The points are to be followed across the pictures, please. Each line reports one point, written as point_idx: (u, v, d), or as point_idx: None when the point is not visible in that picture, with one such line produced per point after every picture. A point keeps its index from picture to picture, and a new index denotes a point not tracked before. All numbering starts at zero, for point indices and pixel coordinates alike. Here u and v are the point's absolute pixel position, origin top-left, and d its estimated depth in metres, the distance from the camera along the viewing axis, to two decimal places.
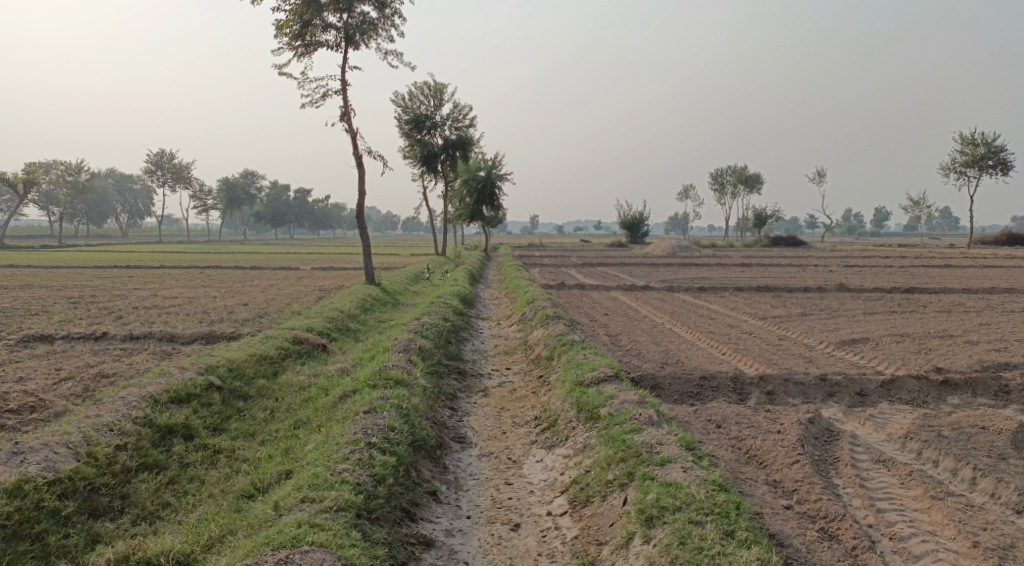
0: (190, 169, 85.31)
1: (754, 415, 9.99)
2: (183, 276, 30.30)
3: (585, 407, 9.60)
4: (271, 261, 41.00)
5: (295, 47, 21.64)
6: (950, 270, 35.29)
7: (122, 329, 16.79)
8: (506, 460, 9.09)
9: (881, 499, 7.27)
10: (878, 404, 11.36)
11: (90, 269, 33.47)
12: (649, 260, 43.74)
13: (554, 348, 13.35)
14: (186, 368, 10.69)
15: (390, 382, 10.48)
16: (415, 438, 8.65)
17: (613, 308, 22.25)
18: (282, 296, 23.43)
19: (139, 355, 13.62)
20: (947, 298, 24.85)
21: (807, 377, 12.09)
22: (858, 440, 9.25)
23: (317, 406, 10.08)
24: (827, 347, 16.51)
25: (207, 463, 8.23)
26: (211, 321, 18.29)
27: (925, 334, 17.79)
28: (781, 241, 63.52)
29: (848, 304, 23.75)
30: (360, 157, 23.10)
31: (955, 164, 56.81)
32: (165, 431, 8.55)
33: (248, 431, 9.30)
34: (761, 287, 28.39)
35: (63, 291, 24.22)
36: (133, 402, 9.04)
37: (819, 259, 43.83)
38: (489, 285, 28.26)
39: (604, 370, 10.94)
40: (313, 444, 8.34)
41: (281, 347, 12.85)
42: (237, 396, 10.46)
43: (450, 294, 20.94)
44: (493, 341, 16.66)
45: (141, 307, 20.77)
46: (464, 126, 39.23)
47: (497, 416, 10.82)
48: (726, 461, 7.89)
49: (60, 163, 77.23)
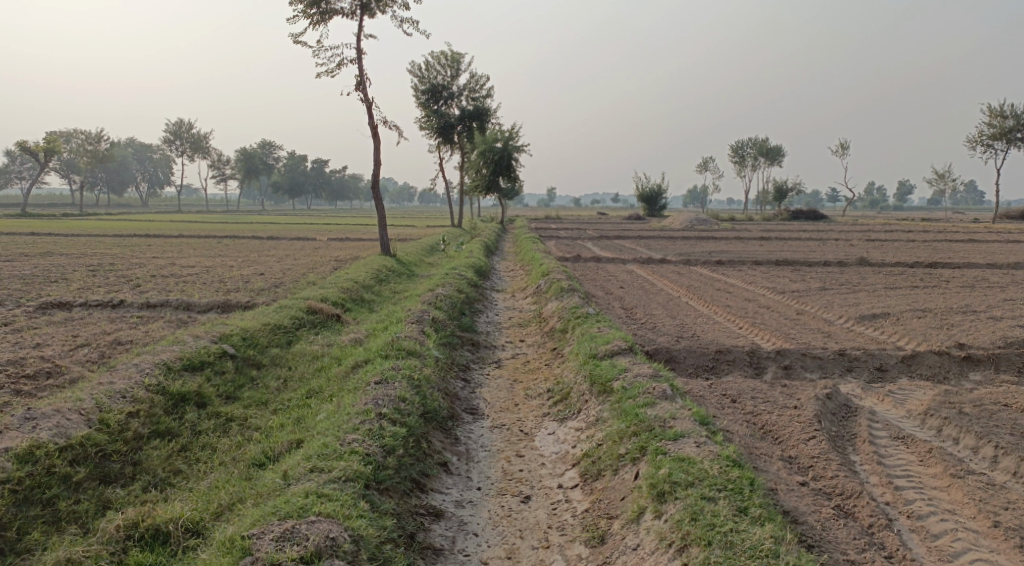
0: (208, 139, 85.43)
1: (769, 390, 9.86)
2: (201, 245, 30.43)
3: (597, 380, 9.50)
4: (288, 231, 41.05)
5: (311, 15, 21.39)
6: (974, 244, 34.73)
7: (140, 297, 16.87)
8: (517, 432, 9.03)
9: (900, 477, 7.14)
10: (897, 380, 11.18)
11: (109, 237, 33.71)
12: (667, 232, 43.37)
13: (568, 320, 13.24)
14: (200, 336, 10.70)
15: (402, 353, 10.43)
16: (426, 409, 8.60)
17: (629, 281, 22.07)
18: (298, 266, 23.46)
19: (155, 323, 13.66)
20: (971, 273, 24.40)
21: (825, 352, 11.92)
22: (876, 417, 9.10)
23: (330, 375, 10.06)
24: (846, 321, 16.27)
25: (219, 431, 8.23)
26: (227, 290, 18.33)
27: (947, 309, 17.48)
28: (801, 214, 62.76)
29: (868, 278, 23.41)
30: (376, 127, 22.92)
31: (982, 136, 55.59)
32: (177, 398, 8.56)
33: (260, 400, 9.29)
34: (780, 261, 28.06)
35: (82, 260, 24.38)
36: (146, 369, 9.04)
37: (839, 233, 43.21)
38: (505, 257, 28.13)
39: (618, 343, 10.82)
40: (324, 414, 8.32)
41: (295, 316, 12.82)
42: (250, 364, 10.46)
43: (464, 265, 20.83)
44: (508, 313, 16.56)
45: (158, 275, 20.88)
46: (481, 97, 38.87)
47: (510, 388, 10.75)
48: (740, 436, 7.78)
49: (80, 132, 77.62)
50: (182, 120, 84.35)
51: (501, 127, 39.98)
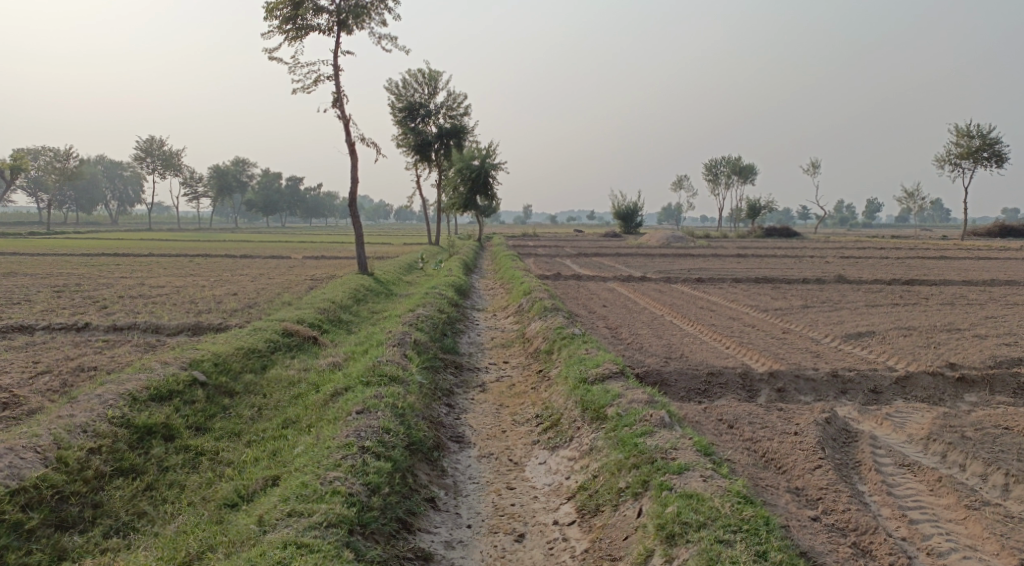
0: (179, 156, 84.12)
1: (767, 414, 9.50)
2: (172, 264, 29.62)
3: (590, 406, 9.09)
4: (261, 249, 40.28)
5: (286, 30, 20.96)
6: (947, 261, 34.95)
7: (106, 319, 16.18)
8: (507, 462, 8.57)
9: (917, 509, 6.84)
10: (893, 402, 10.90)
11: (76, 256, 32.74)
12: (645, 250, 43.26)
13: (553, 342, 12.82)
14: (169, 363, 10.11)
15: (385, 379, 9.92)
16: (411, 440, 8.12)
17: (611, 299, 21.75)
18: (273, 285, 22.84)
19: (122, 347, 13.01)
20: (949, 291, 24.42)
21: (818, 373, 11.61)
22: (879, 442, 8.78)
23: (307, 403, 9.54)
24: (833, 341, 16.02)
25: (188, 467, 7.70)
26: (198, 311, 17.69)
27: (931, 328, 17.34)
28: (775, 232, 63.19)
29: (849, 296, 23.32)
30: (353, 144, 22.48)
31: (950, 154, 56.50)
32: (143, 431, 8.02)
33: (233, 431, 8.75)
34: (759, 279, 27.95)
35: (47, 280, 23.52)
36: (110, 400, 8.46)
37: (814, 250, 43.34)
38: (484, 276, 27.67)
39: (609, 367, 10.41)
40: (301, 447, 7.80)
41: (270, 340, 12.27)
42: (222, 392, 9.90)
43: (444, 284, 20.38)
44: (489, 334, 16.10)
45: (127, 296, 20.16)
46: (458, 114, 38.60)
47: (497, 414, 10.29)
48: (744, 466, 7.41)
49: (48, 149, 75.92)
50: (153, 137, 83.08)
51: (478, 144, 39.70)
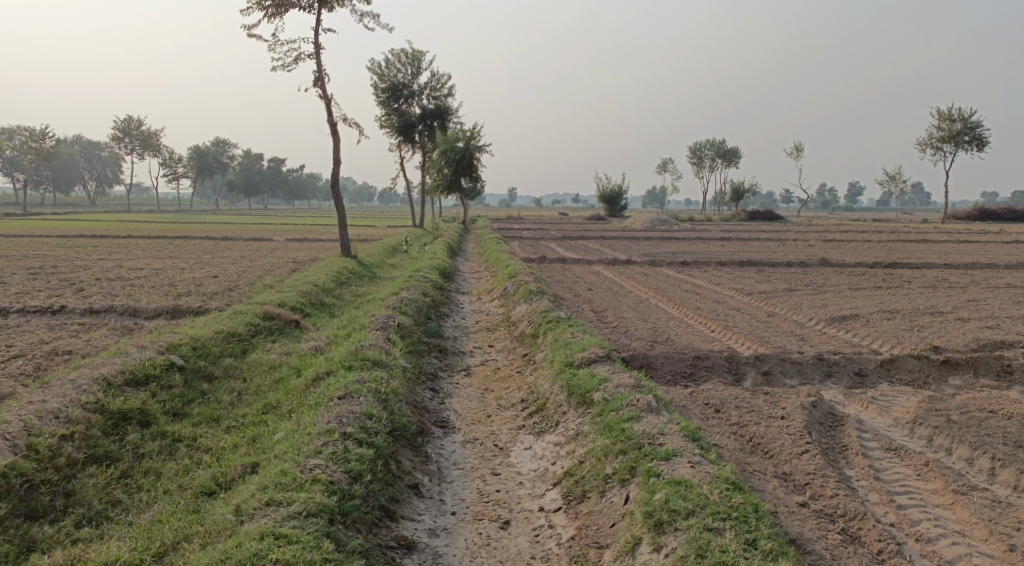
0: (159, 136, 82.81)
1: (753, 398, 9.44)
2: (152, 246, 29.17)
3: (576, 390, 8.98)
4: (243, 231, 39.80)
5: (266, 7, 20.52)
6: (929, 245, 35.14)
7: (82, 302, 15.87)
8: (492, 447, 8.46)
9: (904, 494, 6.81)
10: (878, 386, 10.89)
11: (53, 238, 32.15)
12: (629, 233, 43.18)
13: (538, 325, 12.70)
14: (146, 347, 9.87)
15: (367, 363, 9.75)
16: (394, 426, 7.97)
17: (596, 282, 21.66)
18: (254, 268, 22.53)
19: (98, 331, 12.74)
20: (931, 274, 24.54)
21: (803, 357, 11.57)
22: (865, 426, 8.74)
23: (288, 388, 9.35)
24: (818, 324, 16.02)
25: (165, 454, 7.53)
26: (178, 294, 17.39)
27: (914, 310, 17.39)
28: (758, 215, 63.37)
29: (833, 279, 23.37)
30: (335, 125, 22.14)
31: (932, 138, 56.79)
32: (118, 418, 7.82)
33: (212, 417, 8.57)
34: (743, 262, 27.96)
35: (23, 262, 23.06)
36: (83, 385, 8.23)
37: (797, 233, 43.41)
38: (468, 258, 27.50)
39: (595, 350, 10.30)
40: (282, 433, 7.64)
41: (250, 323, 12.05)
42: (201, 377, 9.69)
43: (428, 267, 20.19)
44: (474, 317, 15.95)
45: (104, 279, 19.79)
46: (442, 96, 38.16)
47: (481, 398, 10.16)
48: (731, 451, 7.35)
49: (24, 128, 74.52)
50: (132, 116, 81.71)
51: (462, 126, 39.35)
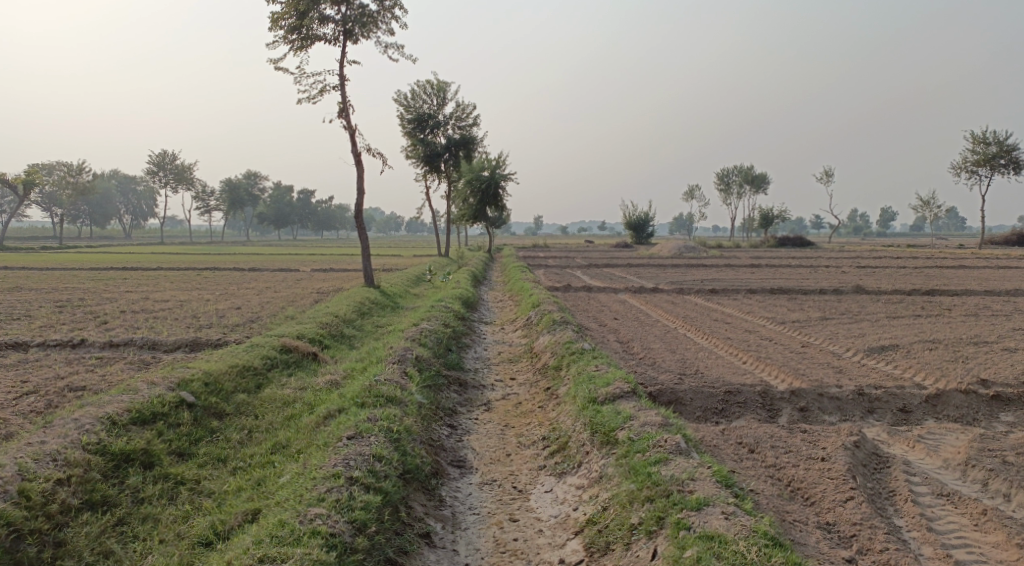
0: (192, 170, 84.22)
1: (790, 437, 8.85)
2: (180, 278, 29.25)
3: (600, 429, 8.47)
4: (271, 262, 39.88)
5: (291, 41, 20.56)
6: (967, 271, 34.10)
7: (103, 335, 15.73)
8: (510, 489, 7.96)
9: (962, 558, 6.22)
10: (923, 423, 10.23)
11: (84, 271, 32.40)
12: (656, 260, 42.54)
13: (562, 357, 12.23)
14: (156, 383, 9.52)
15: (381, 400, 9.31)
16: (406, 468, 7.54)
17: (622, 312, 21.13)
18: (278, 299, 22.36)
19: (115, 365, 12.50)
20: (972, 301, 23.63)
21: (842, 391, 10.93)
22: (913, 468, 8.12)
23: (299, 426, 8.97)
24: (855, 355, 15.32)
25: (165, 499, 7.19)
26: (199, 326, 17.21)
27: (957, 340, 16.61)
28: (788, 241, 62.38)
29: (869, 307, 22.57)
30: (359, 155, 22.01)
31: (966, 162, 55.60)
32: (120, 459, 7.49)
33: (218, 457, 8.19)
34: (774, 289, 27.24)
35: (51, 295, 23.13)
36: (86, 425, 7.89)
37: (830, 260, 42.38)
38: (493, 287, 27.17)
39: (620, 385, 9.76)
40: (287, 476, 7.26)
41: (266, 356, 11.72)
42: (211, 413, 9.33)
43: (451, 296, 19.84)
44: (497, 348, 15.51)
45: (128, 311, 19.72)
46: (467, 125, 38.11)
47: (500, 435, 9.67)
48: (768, 497, 6.80)
49: (62, 164, 76.11)
50: (165, 151, 83.20)
51: (487, 155, 39.28)
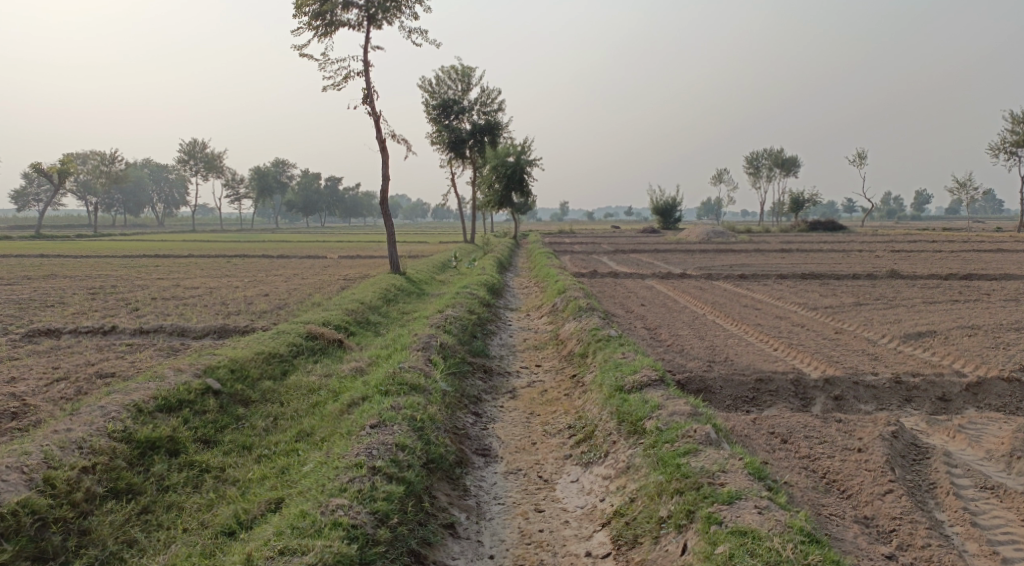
0: (221, 158, 84.97)
1: (824, 427, 8.60)
2: (209, 265, 29.49)
3: (627, 418, 8.29)
4: (299, 249, 40.06)
5: (316, 27, 20.46)
6: (1004, 254, 33.24)
7: (133, 322, 15.83)
8: (536, 479, 7.83)
9: (1010, 556, 5.95)
10: (963, 412, 9.91)
11: (116, 258, 32.82)
12: (683, 245, 42.05)
13: (588, 344, 12.04)
14: (182, 370, 9.50)
15: (405, 388, 9.20)
16: (429, 458, 7.44)
17: (649, 298, 20.86)
18: (305, 286, 22.41)
19: (144, 352, 12.57)
20: (1011, 286, 23.00)
21: (878, 380, 10.62)
22: (954, 460, 7.84)
23: (323, 414, 8.91)
24: (890, 341, 14.93)
25: (190, 487, 7.17)
26: (228, 313, 17.28)
27: (996, 326, 16.11)
28: (820, 225, 61.37)
29: (904, 292, 22.04)
30: (384, 141, 21.92)
31: (1004, 143, 54.14)
32: (146, 447, 7.47)
33: (243, 445, 8.14)
34: (805, 274, 26.75)
35: (84, 282, 23.40)
36: (113, 412, 7.86)
37: (862, 244, 41.57)
38: (519, 273, 27.01)
39: (647, 373, 9.55)
40: (311, 465, 7.20)
41: (292, 343, 11.69)
42: (237, 401, 9.27)
43: (477, 283, 19.74)
44: (522, 335, 15.38)
45: (158, 298, 19.87)
46: (492, 111, 37.84)
47: (526, 423, 9.53)
48: (802, 490, 6.59)
49: (95, 154, 77.20)
50: (195, 139, 83.95)
51: (513, 141, 39.03)
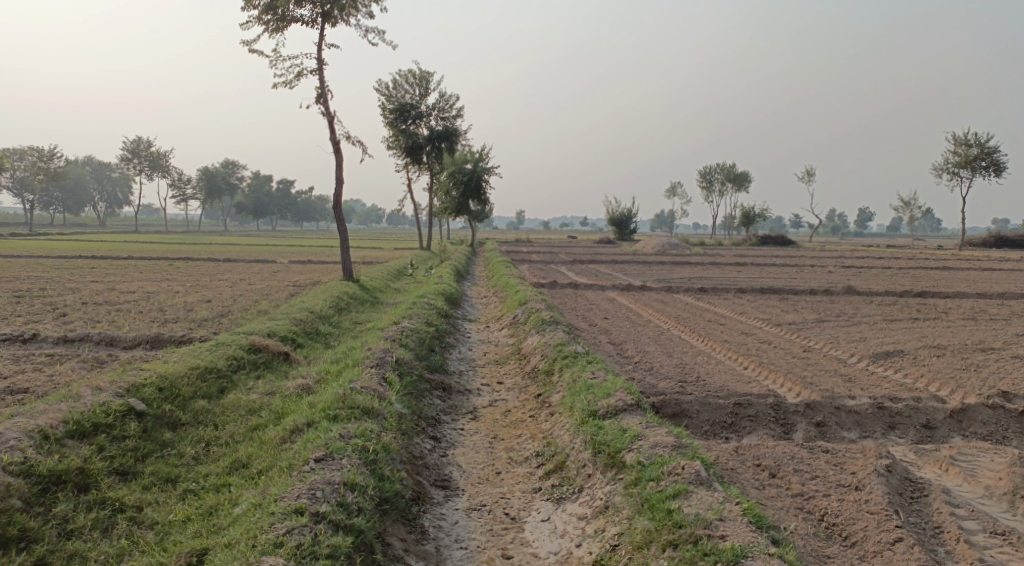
0: (168, 157, 82.14)
1: (813, 458, 7.92)
2: (149, 268, 27.83)
3: (604, 448, 7.47)
4: (248, 252, 38.40)
5: (267, 22, 19.35)
6: (952, 273, 33.60)
7: (58, 329, 14.46)
8: (502, 517, 6.96)
9: None
10: (949, 442, 9.40)
11: (51, 259, 30.86)
12: (640, 257, 41.62)
13: (554, 361, 11.22)
14: (102, 389, 8.30)
15: (356, 413, 8.24)
16: (382, 497, 6.55)
17: (612, 311, 20.20)
18: (251, 292, 21.13)
19: (65, 364, 11.30)
20: (966, 304, 22.99)
21: (860, 404, 10.03)
22: (954, 497, 7.27)
23: (262, 441, 7.88)
24: (860, 361, 14.47)
25: (99, 532, 6.16)
26: (164, 321, 16.00)
27: (962, 346, 15.84)
28: (770, 240, 61.94)
29: (863, 309, 21.80)
30: (337, 143, 20.86)
31: (947, 164, 55.40)
32: (50, 482, 6.38)
33: (167, 477, 7.08)
34: (764, 289, 26.47)
35: (9, 285, 21.70)
36: (12, 440, 6.61)
37: (815, 259, 41.72)
38: (476, 282, 26.14)
39: (622, 397, 8.74)
40: (244, 507, 6.25)
41: (232, 357, 10.59)
42: (164, 423, 8.14)
43: (433, 292, 18.79)
44: (482, 348, 14.51)
45: (90, 303, 18.41)
46: (450, 117, 36.96)
47: (489, 449, 8.65)
48: (803, 538, 6.05)
49: (33, 150, 73.80)
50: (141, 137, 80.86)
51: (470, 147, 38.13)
